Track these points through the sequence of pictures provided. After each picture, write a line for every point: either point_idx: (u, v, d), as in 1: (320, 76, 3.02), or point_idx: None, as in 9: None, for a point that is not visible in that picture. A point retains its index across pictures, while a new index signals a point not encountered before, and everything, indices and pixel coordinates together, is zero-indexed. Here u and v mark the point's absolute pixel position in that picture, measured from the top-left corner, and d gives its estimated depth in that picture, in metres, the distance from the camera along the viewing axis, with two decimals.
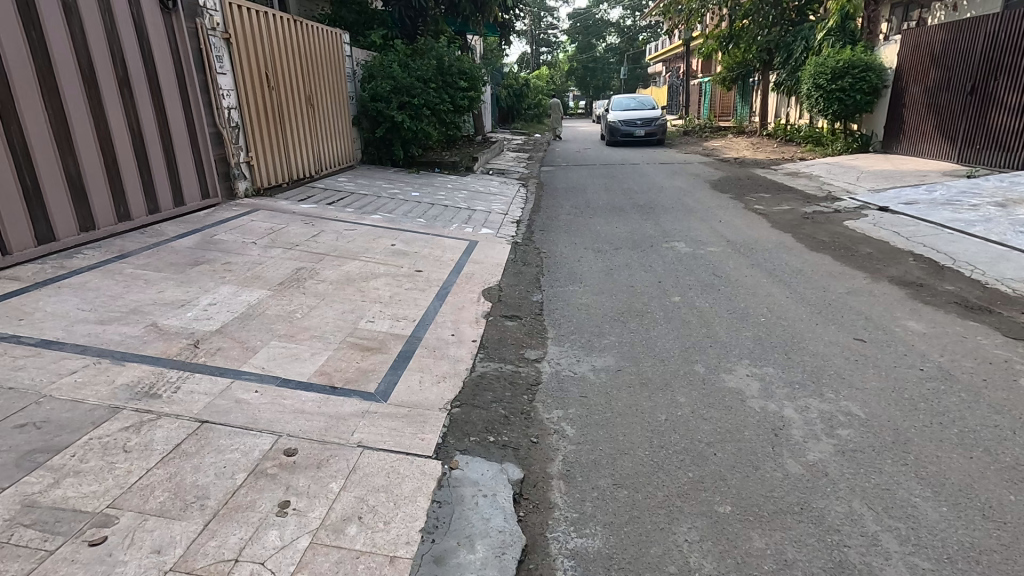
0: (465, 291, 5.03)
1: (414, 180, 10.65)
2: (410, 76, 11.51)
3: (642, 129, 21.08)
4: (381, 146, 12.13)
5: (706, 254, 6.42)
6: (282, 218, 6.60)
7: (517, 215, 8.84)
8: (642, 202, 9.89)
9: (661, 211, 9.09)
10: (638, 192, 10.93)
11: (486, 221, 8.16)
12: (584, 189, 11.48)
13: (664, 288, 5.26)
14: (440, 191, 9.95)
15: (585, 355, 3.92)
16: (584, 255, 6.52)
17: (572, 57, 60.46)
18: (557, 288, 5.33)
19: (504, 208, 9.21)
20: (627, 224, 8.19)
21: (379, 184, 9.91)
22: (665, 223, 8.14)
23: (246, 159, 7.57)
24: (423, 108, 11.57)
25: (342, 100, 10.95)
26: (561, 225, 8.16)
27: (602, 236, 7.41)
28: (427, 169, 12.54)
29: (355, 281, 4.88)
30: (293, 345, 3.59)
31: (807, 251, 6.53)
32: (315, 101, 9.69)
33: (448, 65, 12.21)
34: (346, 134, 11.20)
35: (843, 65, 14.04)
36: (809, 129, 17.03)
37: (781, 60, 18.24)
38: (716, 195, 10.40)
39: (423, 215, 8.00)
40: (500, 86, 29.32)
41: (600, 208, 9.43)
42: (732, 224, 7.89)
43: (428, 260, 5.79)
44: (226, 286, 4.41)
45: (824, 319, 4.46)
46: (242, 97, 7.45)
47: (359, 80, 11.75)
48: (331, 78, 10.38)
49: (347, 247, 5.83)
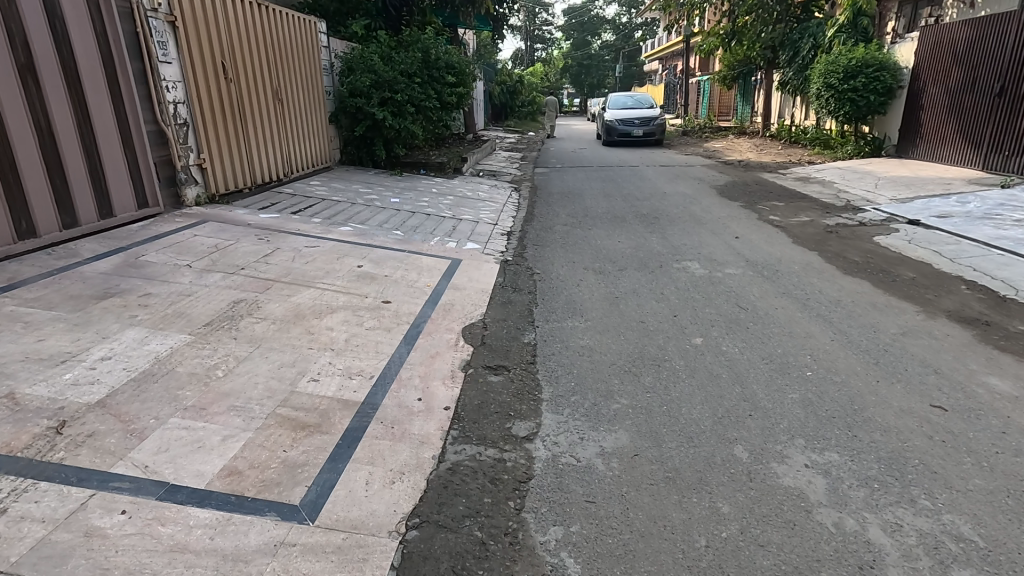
0: (441, 330, 4.11)
1: (395, 184, 9.70)
2: (392, 70, 10.56)
3: (640, 129, 20.21)
4: (362, 145, 11.16)
5: (725, 279, 5.54)
6: (232, 232, 5.64)
7: (508, 225, 7.93)
8: (645, 211, 9.00)
9: (667, 221, 8.20)
10: (640, 198, 10.04)
11: (473, 233, 7.25)
12: (581, 194, 10.57)
13: (682, 326, 4.37)
14: (424, 197, 9.02)
15: (590, 430, 3.02)
16: (583, 278, 5.63)
17: (567, 54, 59.43)
18: (553, 324, 4.43)
19: (493, 217, 8.30)
20: (631, 237, 7.31)
21: (355, 188, 8.96)
22: (673, 237, 7.26)
23: (197, 161, 6.62)
24: (406, 104, 10.65)
25: (318, 95, 10.01)
26: (558, 238, 7.27)
27: (604, 253, 6.51)
28: (411, 170, 11.60)
29: (304, 319, 3.95)
30: (198, 426, 2.66)
31: (840, 274, 5.66)
32: (286, 96, 8.74)
33: (435, 58, 11.28)
34: (323, 133, 10.25)
35: (856, 64, 13.22)
36: (816, 131, 16.21)
37: (786, 58, 17.41)
38: (725, 203, 9.53)
39: (402, 226, 7.09)
40: (493, 82, 28.35)
41: (600, 217, 8.53)
42: (749, 240, 7.03)
43: (400, 286, 4.86)
44: (134, 329, 3.47)
45: (885, 374, 3.59)
46: (191, 90, 6.50)
47: (337, 74, 10.79)
48: (304, 70, 9.44)
49: (303, 270, 4.89)
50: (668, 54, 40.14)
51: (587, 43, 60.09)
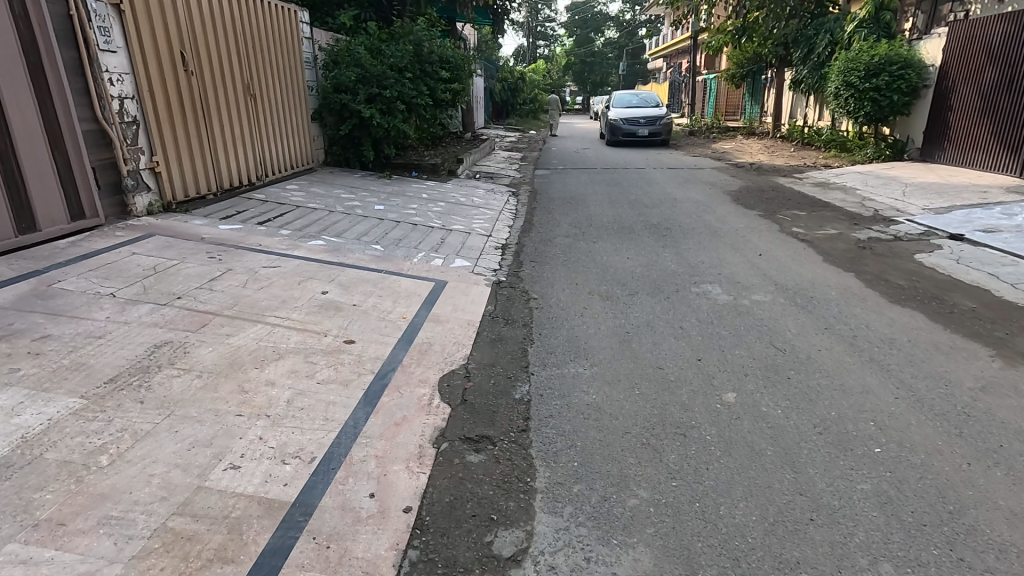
0: (413, 382, 3.32)
1: (381, 189, 8.92)
2: (381, 64, 9.77)
3: (645, 128, 19.40)
4: (349, 145, 10.34)
5: (753, 309, 4.75)
6: (178, 249, 4.84)
7: (503, 237, 7.15)
8: (655, 220, 8.21)
9: (680, 233, 7.42)
10: (648, 205, 9.24)
11: (464, 246, 6.47)
12: (585, 200, 9.77)
13: (709, 377, 3.57)
14: (412, 204, 8.24)
15: (599, 546, 2.24)
16: (588, 306, 4.85)
17: (569, 51, 58.51)
18: (551, 371, 3.64)
19: (488, 227, 7.51)
20: (641, 252, 6.52)
21: (337, 193, 8.16)
22: (688, 252, 6.46)
23: (149, 164, 5.83)
24: (396, 101, 9.86)
25: (298, 91, 9.23)
26: (559, 253, 6.47)
27: (611, 272, 5.73)
28: (402, 172, 10.82)
29: (239, 370, 3.16)
30: (43, 558, 1.88)
31: (886, 302, 4.88)
32: (260, 91, 7.95)
33: (428, 52, 10.49)
34: (303, 132, 9.47)
35: (878, 61, 12.40)
36: (831, 132, 15.40)
37: (800, 55, 16.60)
38: (742, 212, 8.74)
39: (384, 238, 6.29)
40: (494, 79, 27.52)
41: (606, 227, 7.75)
42: (774, 257, 6.24)
43: (368, 319, 4.08)
44: (8, 391, 2.69)
45: (976, 451, 2.81)
46: (142, 83, 5.71)
47: (321, 68, 9.98)
48: (282, 64, 8.66)
49: (255, 299, 4.11)
50: (672, 52, 39.29)
51: (590, 40, 59.20)
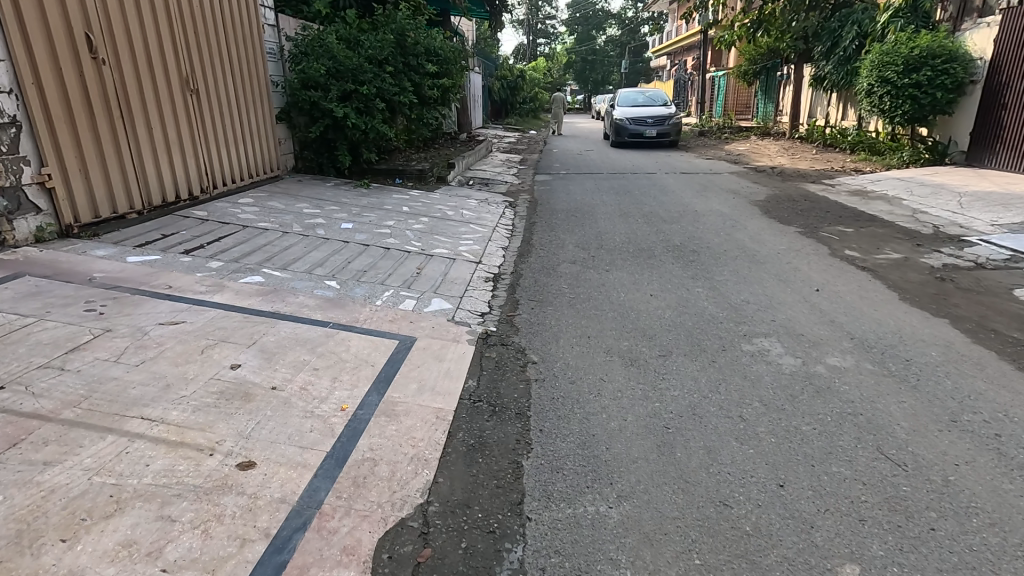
0: (332, 556, 2.02)
1: (355, 202, 7.62)
2: (357, 56, 8.54)
3: (653, 128, 18.10)
4: (322, 148, 9.05)
5: (833, 381, 3.46)
6: (44, 299, 3.55)
7: (496, 262, 5.87)
8: (677, 238, 6.95)
9: (710, 257, 6.15)
10: (666, 220, 7.94)
11: (446, 278, 5.17)
12: (592, 213, 8.48)
13: (806, 529, 2.28)
14: (389, 220, 6.95)
15: None
16: (608, 373, 3.56)
17: (570, 49, 57.22)
18: (559, 515, 2.35)
19: (478, 250, 6.22)
20: (667, 285, 5.23)
21: (299, 208, 6.87)
22: (727, 287, 5.17)
23: (38, 178, 4.55)
24: (374, 98, 8.61)
25: (258, 88, 7.91)
26: (566, 288, 5.18)
27: (634, 318, 4.44)
28: (384, 179, 9.57)
29: (26, 549, 1.86)
30: None
31: (1012, 368, 3.60)
32: (206, 87, 6.65)
33: (412, 42, 9.21)
34: (265, 135, 8.16)
35: (918, 54, 11.12)
36: (858, 133, 14.13)
37: (823, 49, 15.30)
38: (777, 228, 7.45)
39: (345, 270, 5.00)
40: (491, 76, 26.25)
41: (620, 249, 6.46)
42: (837, 295, 4.96)
43: (288, 416, 2.77)
44: None
45: None
46: (25, 73, 4.42)
47: (288, 60, 8.64)
48: (236, 55, 7.36)
49: (124, 385, 2.81)
50: (676, 49, 38.00)
51: (591, 38, 57.92)
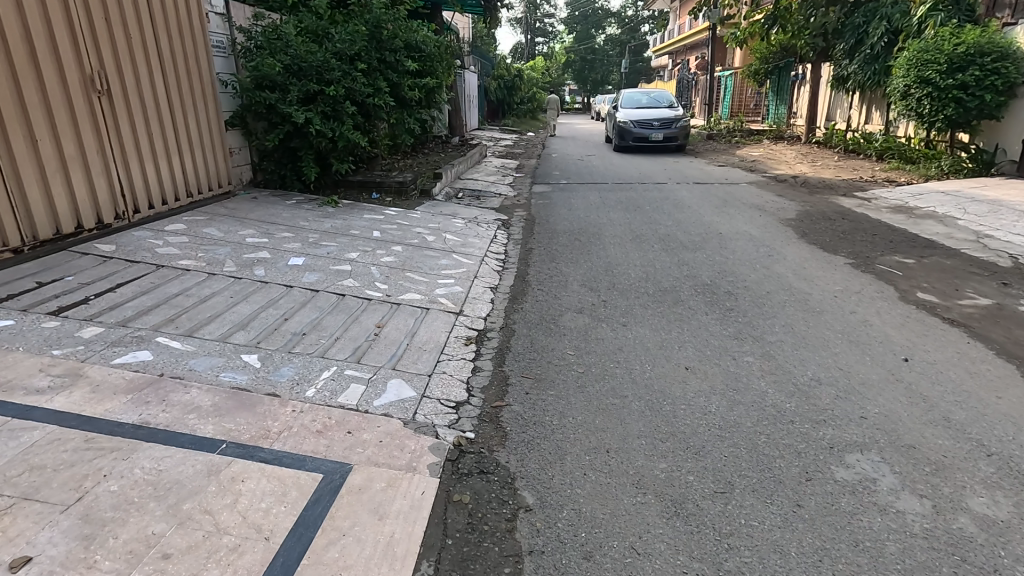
0: None
1: (315, 226, 6.34)
2: (323, 51, 7.29)
3: (660, 131, 16.86)
4: (284, 158, 7.76)
5: (997, 555, 2.20)
6: None
7: (480, 312, 4.62)
8: (706, 273, 5.69)
9: (751, 303, 4.89)
10: (688, 246, 6.68)
11: (411, 343, 3.91)
12: (599, 236, 7.22)
13: None
14: (352, 251, 5.67)
15: None
16: (644, 533, 2.32)
17: (569, 48, 55.91)
18: None
19: (459, 292, 4.96)
20: (706, 351, 3.97)
21: (241, 237, 5.58)
22: (785, 354, 3.91)
23: None
24: (343, 100, 7.38)
25: (200, 90, 6.60)
26: (572, 354, 3.92)
27: (668, 414, 3.18)
28: (358, 193, 8.32)
29: None
30: None
31: None
32: (124, 86, 5.38)
33: (389, 35, 7.95)
34: (211, 146, 6.83)
35: (963, 52, 9.93)
36: (886, 139, 12.93)
37: (846, 47, 14.10)
38: (823, 259, 6.20)
39: (275, 334, 3.73)
40: (489, 76, 25.14)
41: (637, 289, 5.20)
42: (934, 367, 3.71)
43: None
44: None
45: None
46: None
47: (240, 53, 7.25)
48: (170, 51, 6.07)
49: None
50: (680, 48, 36.73)
51: (591, 37, 56.60)
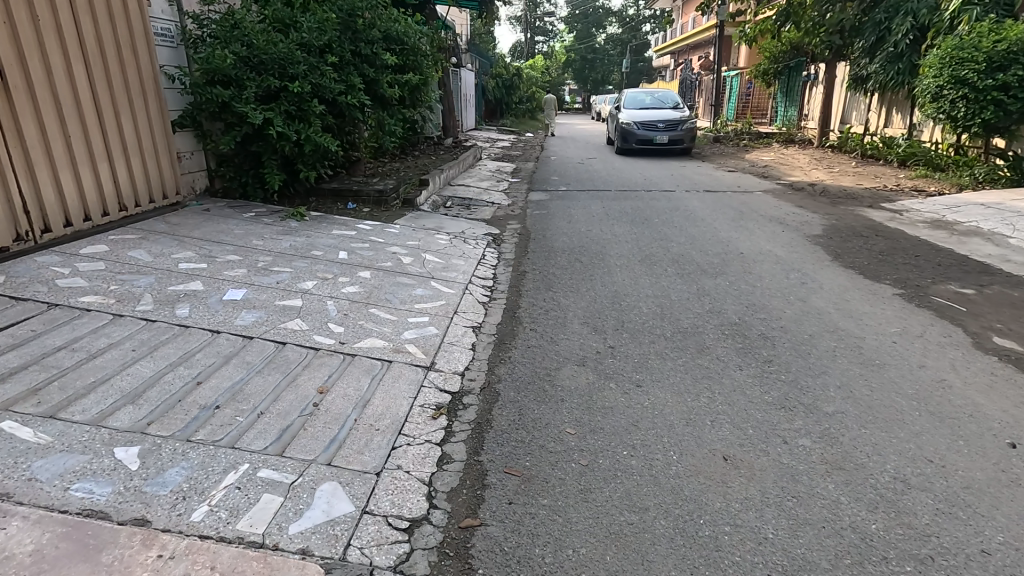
0: None
1: (270, 246, 5.39)
2: (287, 41, 6.35)
3: (664, 134, 15.92)
4: (244, 164, 6.81)
5: None
6: None
7: (457, 366, 3.67)
8: (732, 309, 4.75)
9: (793, 352, 3.96)
10: (707, 271, 5.75)
11: (360, 419, 2.97)
12: (603, 256, 6.27)
13: None
14: (308, 279, 4.73)
15: None
16: None
17: (569, 47, 54.94)
18: None
19: (433, 337, 4.02)
20: (746, 428, 3.05)
21: (173, 262, 4.63)
22: (850, 434, 2.99)
23: None
24: (310, 98, 6.44)
25: (137, 85, 5.60)
26: (571, 433, 2.99)
27: (707, 545, 2.26)
28: (330, 203, 7.37)
29: None
30: None
31: None
32: (24, 81, 4.43)
33: (366, 24, 7.01)
34: (154, 152, 5.84)
35: (1004, 50, 9.07)
36: (910, 144, 12.06)
37: (865, 45, 13.22)
38: (867, 289, 5.26)
39: (175, 410, 2.79)
40: (486, 74, 24.23)
41: (651, 332, 4.27)
42: None
43: None
44: None
45: None
46: None
47: (188, 43, 6.25)
48: (94, 39, 5.10)
49: None
50: (683, 47, 35.69)
51: (591, 36, 55.65)
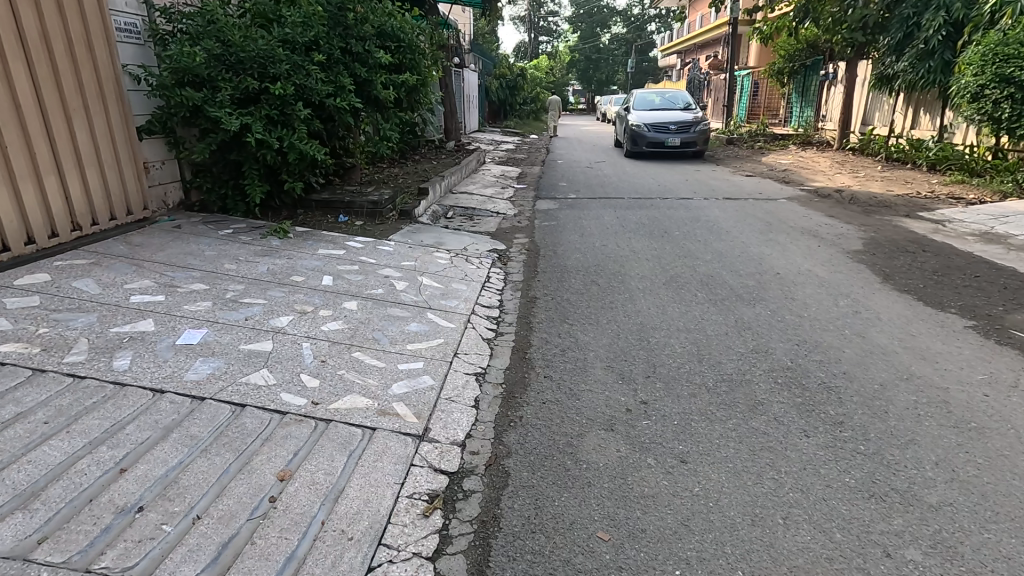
0: None
1: (244, 270, 4.71)
2: (268, 37, 5.68)
3: (676, 136, 15.17)
4: (222, 175, 6.14)
5: None
6: None
7: (456, 434, 2.97)
8: (780, 350, 4.03)
9: (866, 410, 3.25)
10: (743, 297, 5.03)
11: (329, 522, 2.27)
12: (623, 277, 5.57)
13: None
14: (284, 314, 4.04)
15: None
16: None
17: (573, 47, 54.19)
18: None
19: (429, 391, 3.32)
20: (831, 532, 2.35)
21: (125, 294, 3.95)
22: (969, 542, 2.29)
23: None
24: (294, 101, 5.78)
25: (94, 87, 4.91)
26: (605, 540, 2.30)
27: None
28: (319, 217, 6.69)
29: None
30: None
31: None
32: None
33: (357, 19, 6.35)
34: (117, 162, 5.17)
35: None
36: (942, 147, 11.37)
37: (891, 42, 12.47)
38: (934, 321, 4.53)
39: (79, 519, 2.10)
40: (489, 75, 23.52)
41: (690, 381, 3.58)
42: None
43: None
44: None
45: None
46: None
47: (153, 40, 5.54)
48: (37, 33, 4.39)
49: None
50: (691, 47, 34.91)
51: (595, 35, 54.90)
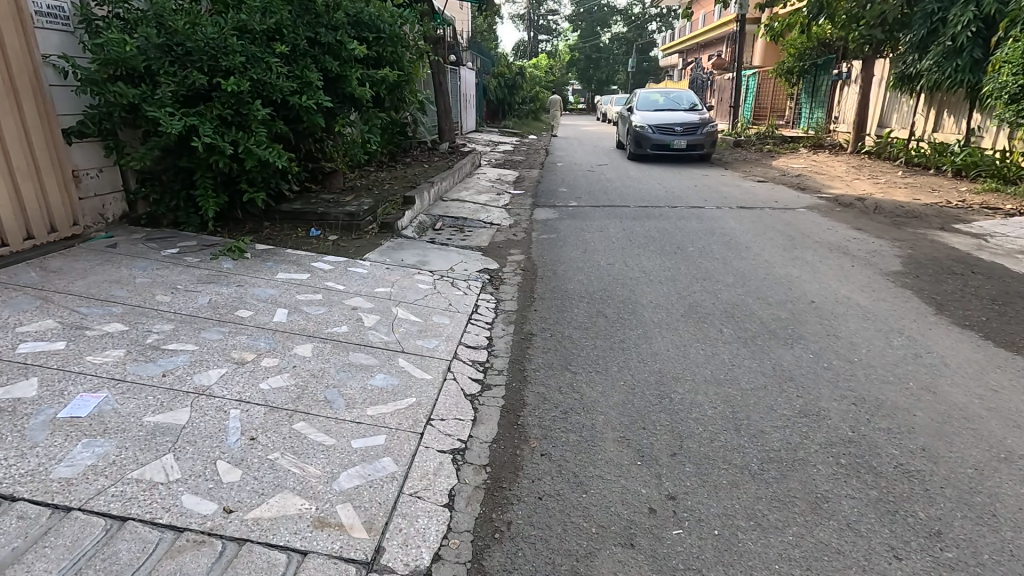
0: None
1: (179, 303, 3.90)
2: (219, 24, 4.88)
3: (682, 138, 14.35)
4: (172, 184, 5.32)
5: None
6: None
7: (420, 558, 2.17)
8: (834, 411, 3.23)
9: (966, 512, 2.45)
10: (779, 335, 4.23)
11: None
12: (635, 307, 4.76)
13: None
14: (215, 366, 3.22)
15: None
16: None
17: (573, 46, 53.39)
18: None
19: (389, 484, 2.50)
20: None
21: (14, 341, 3.15)
22: None
23: None
24: (251, 99, 4.96)
25: (3, 82, 4.08)
26: None
27: None
28: (285, 231, 5.86)
29: None
30: None
31: None
32: None
33: (327, 6, 5.57)
34: (33, 173, 4.34)
35: None
36: (970, 151, 10.58)
37: (913, 39, 11.69)
38: (1014, 369, 3.73)
39: None
40: (486, 73, 22.74)
41: (727, 462, 2.78)
42: None
43: None
44: None
45: None
46: None
47: (81, 28, 4.75)
48: None
49: None
50: (694, 46, 34.10)
51: (595, 34, 54.03)
